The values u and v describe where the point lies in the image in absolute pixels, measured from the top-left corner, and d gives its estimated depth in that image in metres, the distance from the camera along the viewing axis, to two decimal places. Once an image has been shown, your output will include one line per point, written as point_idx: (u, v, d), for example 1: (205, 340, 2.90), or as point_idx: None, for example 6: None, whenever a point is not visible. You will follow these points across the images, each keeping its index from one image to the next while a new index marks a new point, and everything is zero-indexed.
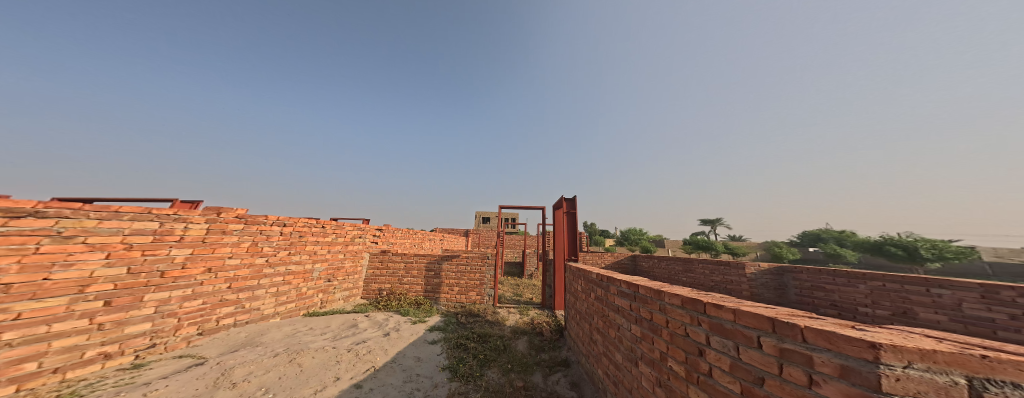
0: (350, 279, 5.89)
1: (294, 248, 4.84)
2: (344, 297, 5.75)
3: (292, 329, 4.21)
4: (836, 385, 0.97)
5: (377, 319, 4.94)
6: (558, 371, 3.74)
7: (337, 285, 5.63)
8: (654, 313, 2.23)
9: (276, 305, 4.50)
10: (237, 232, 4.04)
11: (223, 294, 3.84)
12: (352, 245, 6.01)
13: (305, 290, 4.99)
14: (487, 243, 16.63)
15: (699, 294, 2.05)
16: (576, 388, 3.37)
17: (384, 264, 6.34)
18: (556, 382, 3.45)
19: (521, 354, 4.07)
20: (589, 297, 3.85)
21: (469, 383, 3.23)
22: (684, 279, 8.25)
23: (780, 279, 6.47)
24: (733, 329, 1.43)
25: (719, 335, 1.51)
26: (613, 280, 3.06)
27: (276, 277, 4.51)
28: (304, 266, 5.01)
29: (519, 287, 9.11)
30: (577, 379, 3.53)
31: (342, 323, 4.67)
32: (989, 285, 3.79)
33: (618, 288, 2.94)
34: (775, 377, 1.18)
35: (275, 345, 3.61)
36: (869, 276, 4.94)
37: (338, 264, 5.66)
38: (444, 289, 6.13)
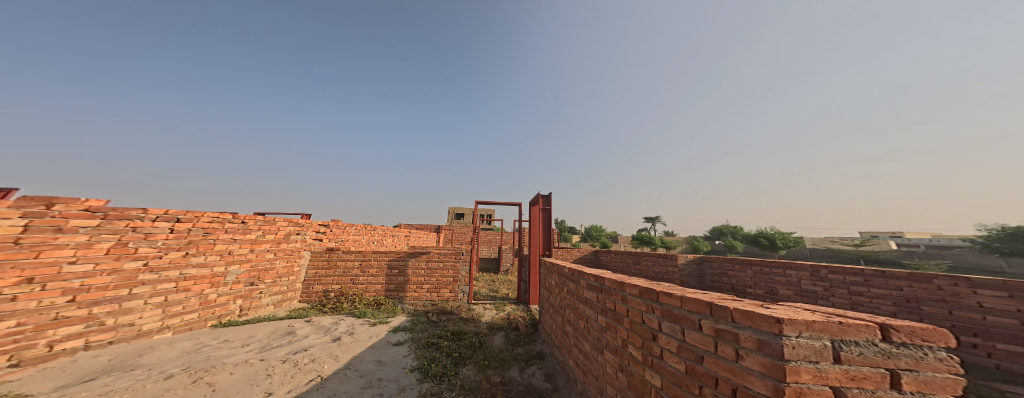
0: (281, 282, 5.42)
1: (191, 247, 4.17)
2: (275, 302, 5.29)
3: (196, 344, 3.70)
4: (755, 356, 1.43)
5: (323, 324, 4.78)
6: (533, 364, 4.15)
7: (265, 288, 5.14)
8: (617, 304, 2.79)
9: (164, 318, 3.85)
10: (88, 230, 3.30)
11: (60, 311, 3.05)
12: (282, 244, 5.48)
13: (213, 297, 4.39)
14: (460, 239, 16.74)
15: (653, 285, 2.64)
16: (551, 379, 3.79)
17: (334, 263, 6.07)
18: (531, 375, 3.83)
19: (498, 350, 4.45)
20: (562, 291, 4.38)
21: (443, 383, 3.36)
22: (635, 271, 9.37)
23: (700, 269, 7.49)
24: (682, 315, 1.96)
25: (671, 321, 2.05)
26: (584, 274, 3.59)
27: (161, 284, 3.84)
28: (212, 268, 4.39)
29: (496, 283, 9.55)
30: (551, 371, 3.99)
31: (271, 332, 4.30)
32: (814, 266, 5.22)
33: (588, 282, 3.48)
34: (712, 355, 1.69)
35: (167, 366, 3.06)
36: (751, 262, 6.22)
37: (266, 265, 5.17)
38: (409, 286, 6.24)
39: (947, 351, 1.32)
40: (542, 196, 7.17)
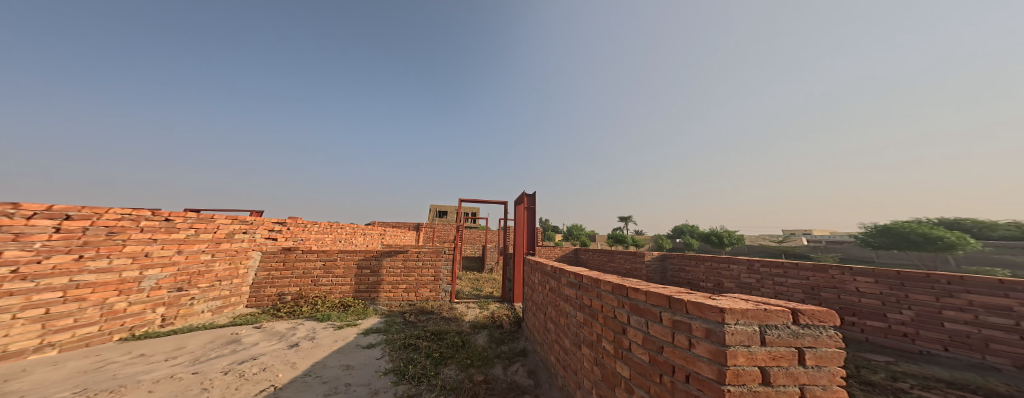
0: (223, 286, 5.08)
1: (88, 249, 3.51)
2: (211, 308, 4.85)
3: (102, 359, 3.19)
4: (703, 344, 1.60)
5: (276, 330, 4.50)
6: (516, 361, 4.23)
7: (198, 294, 4.67)
8: (594, 301, 2.96)
9: (47, 334, 3.18)
10: None
11: None
12: (222, 245, 5.06)
13: (123, 306, 3.80)
14: (442, 237, 16.56)
15: (625, 281, 2.83)
16: (533, 375, 3.86)
17: (289, 265, 5.76)
18: (514, 372, 3.88)
19: (480, 348, 4.48)
20: (544, 288, 4.50)
21: (422, 384, 3.29)
22: (610, 268, 9.83)
23: (661, 264, 8.04)
24: (646, 309, 2.16)
25: (638, 316, 2.23)
26: (564, 272, 3.74)
27: (45, 294, 3.18)
28: (121, 273, 3.79)
29: (479, 281, 9.57)
30: (533, 367, 4.08)
31: (206, 341, 3.93)
32: (748, 260, 5.89)
33: (569, 280, 3.61)
34: (670, 345, 1.88)
35: (57, 389, 2.57)
36: (702, 258, 6.85)
37: (200, 268, 4.70)
38: (382, 287, 6.11)
39: (835, 330, 1.52)
40: (528, 195, 7.07)
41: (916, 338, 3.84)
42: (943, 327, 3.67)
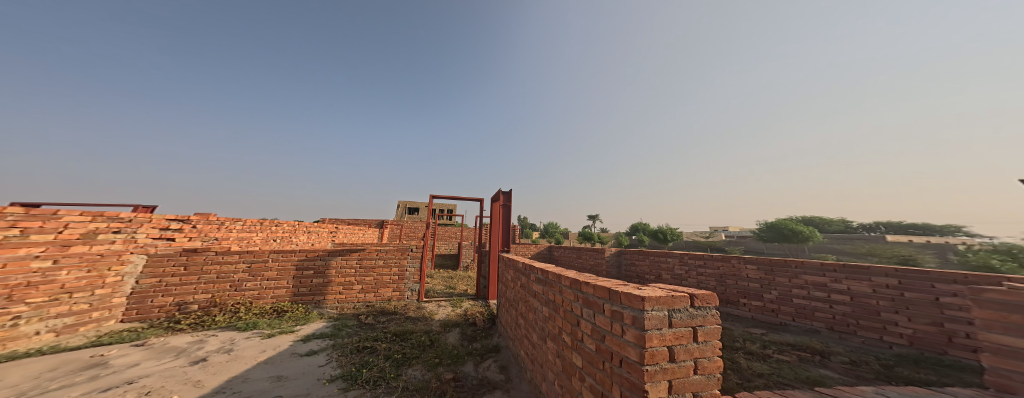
0: (79, 297, 3.65)
1: None
2: (45, 330, 3.33)
3: None
4: (631, 331, 1.77)
5: (171, 346, 3.46)
6: (488, 357, 3.84)
7: (28, 312, 3.20)
8: (554, 293, 2.99)
9: None
10: None
11: None
12: (72, 248, 3.59)
13: None
14: (412, 234, 16.02)
15: (583, 276, 2.86)
16: (504, 371, 3.54)
17: (193, 270, 4.63)
18: (486, 368, 3.51)
19: (451, 347, 3.99)
20: (515, 285, 4.20)
21: (380, 387, 2.78)
22: (578, 264, 10.16)
23: (617, 259, 8.66)
24: (593, 301, 2.26)
25: (590, 308, 2.29)
26: (534, 268, 3.49)
27: None
28: None
29: (453, 279, 9.28)
30: (505, 362, 3.73)
31: (54, 368, 2.76)
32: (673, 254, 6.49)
33: (537, 276, 3.40)
34: (610, 333, 2.00)
35: None
36: (645, 252, 7.37)
37: (36, 276, 3.26)
38: (330, 289, 5.39)
39: (717, 311, 1.75)
40: (504, 192, 6.91)
41: (781, 313, 4.50)
42: (795, 303, 4.35)
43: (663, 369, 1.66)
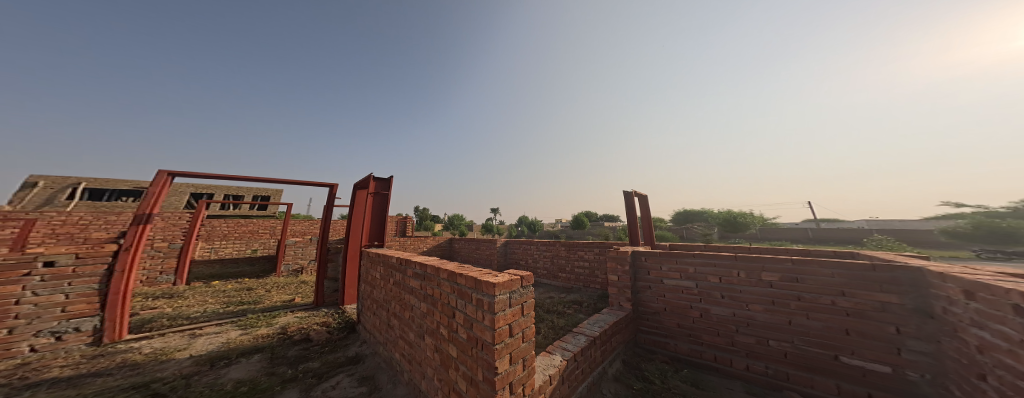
0: None
1: None
2: None
3: None
4: (485, 315, 1.85)
5: None
6: (340, 372, 3.06)
7: None
8: (427, 286, 2.65)
9: None
10: None
11: None
12: None
13: None
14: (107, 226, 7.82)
15: (458, 266, 2.71)
16: (367, 382, 2.94)
17: None
18: (337, 386, 2.78)
19: (235, 386, 2.56)
20: (386, 283, 3.63)
21: None
22: (473, 256, 10.39)
23: (504, 248, 9.14)
24: (461, 292, 2.15)
25: (462, 298, 2.13)
26: (410, 262, 3.01)
27: None
28: None
29: (261, 291, 6.14)
30: (368, 372, 3.13)
31: None
32: (525, 244, 7.42)
33: (415, 270, 2.91)
34: (474, 320, 1.98)
35: None
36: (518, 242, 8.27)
37: None
38: None
39: (533, 287, 2.22)
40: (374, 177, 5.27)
41: (570, 279, 5.97)
42: (579, 271, 5.81)
43: (506, 344, 1.87)
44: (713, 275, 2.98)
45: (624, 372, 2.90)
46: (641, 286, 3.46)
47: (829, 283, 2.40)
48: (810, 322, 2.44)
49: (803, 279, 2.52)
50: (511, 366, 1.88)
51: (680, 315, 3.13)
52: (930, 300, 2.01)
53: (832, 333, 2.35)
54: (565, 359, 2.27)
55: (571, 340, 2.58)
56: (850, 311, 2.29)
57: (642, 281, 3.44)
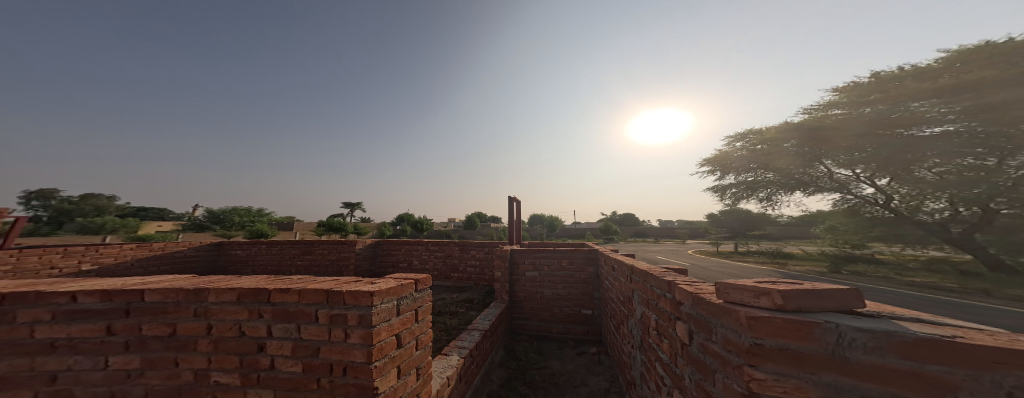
0: None
1: None
2: None
3: None
4: (356, 332, 1.10)
5: None
6: None
7: None
8: (157, 323, 1.16)
9: None
10: None
11: None
12: None
13: None
14: None
15: (266, 278, 1.51)
16: None
17: None
18: None
19: None
20: None
21: None
22: (300, 264, 6.54)
23: (373, 251, 6.65)
24: (296, 310, 1.15)
25: (283, 320, 1.15)
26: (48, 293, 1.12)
27: None
28: None
29: None
30: None
31: None
32: (407, 245, 6.50)
33: (82, 303, 1.15)
34: (327, 343, 1.12)
35: None
36: (382, 243, 6.79)
37: None
38: None
39: (431, 287, 1.67)
40: None
41: (463, 279, 6.01)
42: (472, 271, 5.95)
43: (391, 357, 1.23)
44: (544, 261, 4.01)
45: (505, 356, 3.31)
46: (514, 279, 4.10)
47: (579, 263, 3.84)
48: (575, 291, 3.82)
49: (573, 261, 3.87)
50: (403, 379, 1.32)
51: (518, 300, 4.04)
52: (598, 267, 3.75)
53: (582, 296, 3.80)
54: (462, 356, 2.15)
55: (466, 338, 2.59)
56: (584, 279, 3.80)
57: (516, 274, 4.10)
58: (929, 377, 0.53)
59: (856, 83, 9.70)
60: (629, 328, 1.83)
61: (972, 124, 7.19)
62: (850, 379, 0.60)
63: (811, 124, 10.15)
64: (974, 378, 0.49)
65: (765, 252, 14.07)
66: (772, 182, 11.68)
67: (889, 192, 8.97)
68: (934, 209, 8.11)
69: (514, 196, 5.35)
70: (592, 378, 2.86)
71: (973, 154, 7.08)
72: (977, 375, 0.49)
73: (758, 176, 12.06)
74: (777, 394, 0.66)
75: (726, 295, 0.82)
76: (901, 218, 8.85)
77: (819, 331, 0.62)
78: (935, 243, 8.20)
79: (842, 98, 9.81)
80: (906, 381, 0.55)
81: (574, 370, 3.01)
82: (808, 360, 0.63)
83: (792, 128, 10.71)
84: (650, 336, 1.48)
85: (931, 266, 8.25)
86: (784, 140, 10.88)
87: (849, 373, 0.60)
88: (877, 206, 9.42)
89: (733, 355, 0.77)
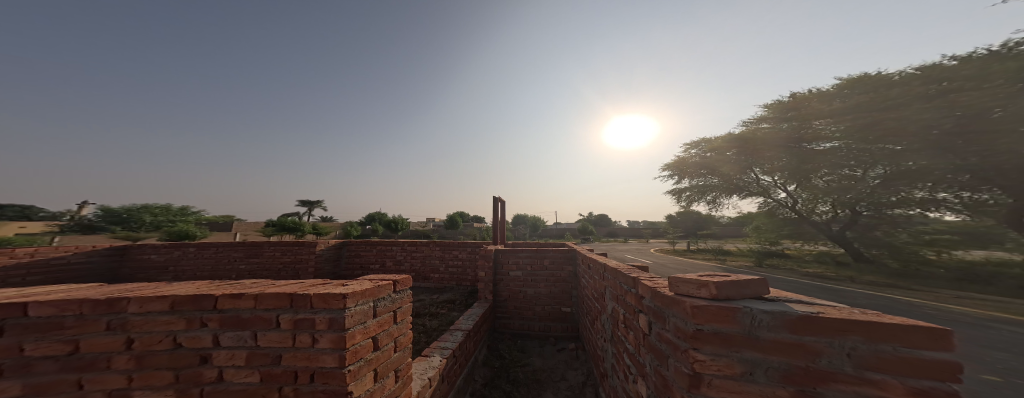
0: None
1: None
2: None
3: None
4: (327, 337, 1.02)
5: None
6: None
7: None
8: (44, 342, 0.90)
9: None
10: None
11: None
12: None
13: None
14: None
15: (208, 285, 1.30)
16: None
17: None
18: None
19: None
20: None
21: None
22: (242, 269, 5.99)
23: (338, 252, 6.44)
24: (252, 317, 1.02)
25: (235, 328, 1.00)
26: None
27: None
28: None
29: None
30: None
31: None
32: (383, 246, 6.27)
33: None
34: (291, 350, 1.02)
35: None
36: (349, 243, 6.48)
37: None
38: None
39: (412, 289, 1.67)
40: None
41: (444, 279, 5.94)
42: (453, 271, 5.90)
43: (366, 359, 1.18)
44: (527, 260, 4.06)
45: (488, 355, 3.32)
46: (499, 278, 4.12)
47: (560, 262, 3.93)
48: (555, 289, 3.91)
49: (553, 260, 3.96)
50: (379, 382, 1.27)
51: (502, 299, 4.07)
52: (577, 266, 3.86)
53: (561, 295, 3.89)
54: (444, 357, 2.14)
55: (449, 338, 2.57)
56: (563, 278, 3.90)
57: (501, 274, 4.11)
58: (805, 346, 0.69)
59: (780, 101, 11.49)
60: (603, 323, 1.91)
61: (847, 142, 9.15)
62: (759, 353, 0.72)
63: (745, 136, 12.07)
64: (828, 343, 0.67)
65: (723, 251, 15.21)
66: (715, 186, 13.48)
67: (797, 197, 11.57)
68: (822, 212, 10.95)
69: (499, 195, 5.38)
70: (570, 373, 2.95)
71: (849, 166, 9.18)
72: (831, 342, 0.67)
73: (705, 181, 13.87)
74: (714, 372, 0.76)
75: (676, 288, 0.94)
76: (802, 218, 11.56)
77: (739, 315, 0.73)
78: (823, 240, 11.09)
79: (770, 114, 11.64)
80: (785, 348, 0.71)
81: (554, 366, 3.09)
82: (736, 340, 0.74)
83: (735, 139, 12.40)
84: (619, 328, 1.57)
85: (820, 257, 11.19)
86: (725, 149, 12.70)
87: (759, 348, 0.73)
88: (787, 208, 11.94)
89: (683, 341, 0.84)
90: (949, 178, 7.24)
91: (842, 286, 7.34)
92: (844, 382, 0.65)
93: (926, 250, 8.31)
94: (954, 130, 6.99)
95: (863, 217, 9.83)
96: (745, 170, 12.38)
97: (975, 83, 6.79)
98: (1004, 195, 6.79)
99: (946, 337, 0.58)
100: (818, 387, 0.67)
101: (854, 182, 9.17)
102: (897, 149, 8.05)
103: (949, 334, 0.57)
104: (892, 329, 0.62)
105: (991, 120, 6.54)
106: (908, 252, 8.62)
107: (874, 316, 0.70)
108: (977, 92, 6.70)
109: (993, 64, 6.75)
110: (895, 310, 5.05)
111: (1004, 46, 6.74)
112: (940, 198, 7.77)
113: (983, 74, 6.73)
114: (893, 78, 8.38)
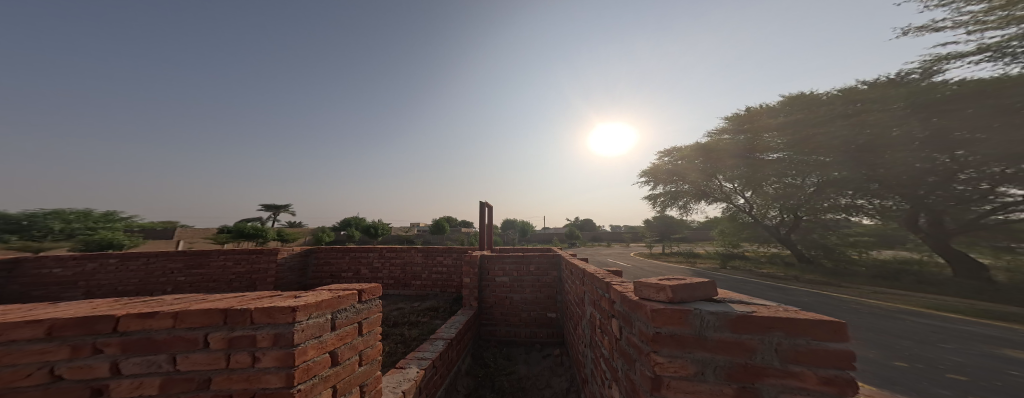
0: None
1: None
2: None
3: None
4: (272, 355, 0.95)
5: None
6: None
7: None
8: None
9: None
10: None
11: None
12: None
13: None
14: None
15: (110, 305, 1.12)
16: None
17: None
18: None
19: None
20: None
21: None
22: (181, 281, 5.58)
23: (304, 260, 6.16)
24: (167, 339, 0.89)
25: (149, 352, 0.87)
26: None
27: None
28: None
29: None
30: None
31: None
32: (359, 252, 6.06)
33: None
34: (220, 372, 0.92)
35: None
36: (318, 251, 6.25)
37: None
38: None
39: (379, 299, 1.63)
40: None
41: (426, 286, 5.79)
42: (434, 278, 5.78)
43: (321, 376, 1.11)
44: (512, 265, 4.05)
45: (472, 364, 3.24)
46: (484, 284, 4.08)
47: (545, 266, 3.94)
48: (540, 294, 3.90)
49: (538, 266, 3.96)
50: None
51: (489, 305, 4.03)
52: (560, 271, 3.89)
53: (546, 299, 3.89)
54: (422, 368, 2.07)
55: (428, 348, 2.50)
56: (548, 283, 3.90)
57: (487, 280, 4.08)
58: (743, 344, 0.74)
59: (738, 114, 12.25)
60: (584, 329, 1.91)
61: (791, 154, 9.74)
62: (706, 353, 0.75)
63: (709, 145, 12.68)
64: (761, 340, 0.72)
65: (694, 254, 15.77)
66: (684, 192, 13.95)
67: (752, 203, 12.05)
68: (772, 216, 11.57)
69: (487, 202, 5.35)
70: (555, 379, 2.95)
71: (791, 175, 9.88)
72: (762, 339, 0.72)
73: (676, 188, 14.31)
74: (671, 374, 0.77)
75: (639, 293, 0.96)
76: (757, 223, 12.16)
77: (689, 316, 0.76)
78: (773, 242, 11.88)
79: (730, 125, 12.32)
80: (728, 347, 0.74)
81: (539, 373, 3.07)
82: (686, 342, 0.76)
83: (700, 148, 12.99)
84: (596, 334, 1.58)
85: (771, 258, 11.93)
86: (693, 158, 13.24)
87: (706, 348, 0.75)
88: (746, 214, 12.48)
89: (645, 345, 0.85)
90: (863, 187, 8.08)
91: (788, 284, 7.77)
92: (774, 377, 0.70)
93: (850, 250, 9.46)
94: (866, 147, 7.71)
95: (804, 222, 10.67)
96: (710, 177, 12.85)
97: (880, 105, 7.48)
98: (903, 201, 7.69)
99: (842, 329, 0.65)
100: (754, 382, 0.71)
101: (796, 190, 9.94)
102: (825, 160, 8.68)
103: (844, 326, 0.65)
104: (806, 325, 0.69)
105: (890, 138, 7.18)
106: (837, 252, 9.71)
107: (793, 313, 0.77)
108: (882, 113, 7.38)
109: (890, 89, 7.47)
110: (835, 307, 5.36)
111: (900, 75, 7.49)
112: (859, 204, 8.67)
113: (884, 97, 7.43)
114: (822, 98, 9.26)
